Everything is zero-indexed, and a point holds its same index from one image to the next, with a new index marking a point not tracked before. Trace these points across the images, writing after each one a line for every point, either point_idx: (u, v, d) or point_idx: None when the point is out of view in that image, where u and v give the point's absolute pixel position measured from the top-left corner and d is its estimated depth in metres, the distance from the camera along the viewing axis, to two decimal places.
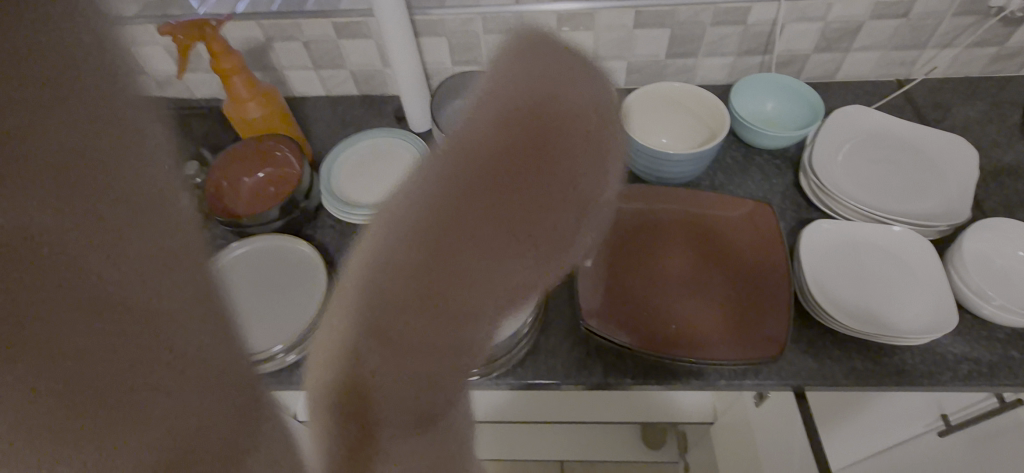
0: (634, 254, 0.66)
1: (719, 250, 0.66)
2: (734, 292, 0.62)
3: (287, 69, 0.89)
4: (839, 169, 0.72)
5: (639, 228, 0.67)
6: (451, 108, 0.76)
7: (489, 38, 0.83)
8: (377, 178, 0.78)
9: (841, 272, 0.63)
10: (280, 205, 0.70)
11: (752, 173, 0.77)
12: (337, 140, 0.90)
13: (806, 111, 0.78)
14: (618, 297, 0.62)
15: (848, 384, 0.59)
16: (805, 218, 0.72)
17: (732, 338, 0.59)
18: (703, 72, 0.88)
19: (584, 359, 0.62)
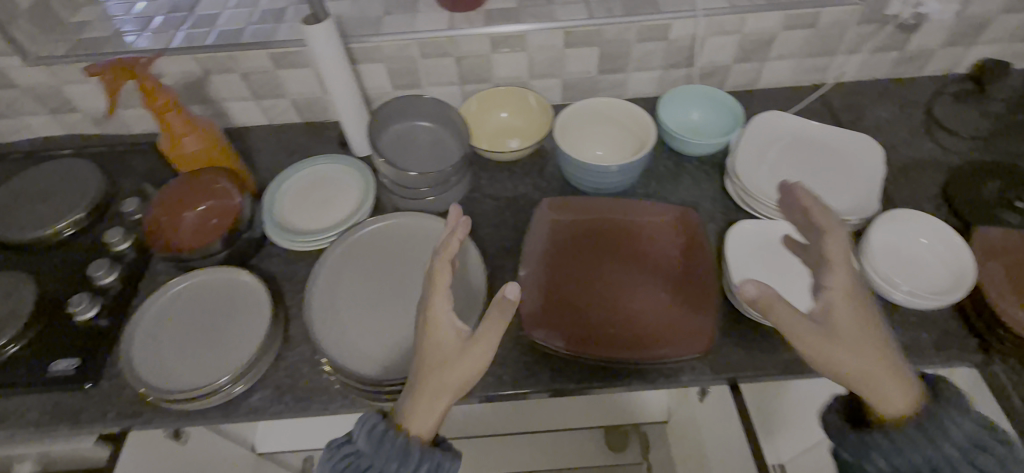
0: (573, 262, 0.68)
1: (652, 252, 0.69)
2: (668, 291, 0.66)
3: (226, 100, 0.90)
4: (760, 171, 0.77)
5: (576, 237, 0.70)
6: (390, 132, 0.78)
7: (426, 63, 0.86)
8: (321, 205, 0.79)
9: (766, 270, 0.67)
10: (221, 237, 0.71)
11: (683, 180, 0.81)
12: (282, 169, 0.90)
13: (729, 118, 0.83)
14: (557, 305, 0.65)
15: (776, 373, 0.63)
16: (732, 219, 0.76)
17: (667, 337, 0.62)
18: (634, 86, 0.92)
19: (530, 367, 0.64)
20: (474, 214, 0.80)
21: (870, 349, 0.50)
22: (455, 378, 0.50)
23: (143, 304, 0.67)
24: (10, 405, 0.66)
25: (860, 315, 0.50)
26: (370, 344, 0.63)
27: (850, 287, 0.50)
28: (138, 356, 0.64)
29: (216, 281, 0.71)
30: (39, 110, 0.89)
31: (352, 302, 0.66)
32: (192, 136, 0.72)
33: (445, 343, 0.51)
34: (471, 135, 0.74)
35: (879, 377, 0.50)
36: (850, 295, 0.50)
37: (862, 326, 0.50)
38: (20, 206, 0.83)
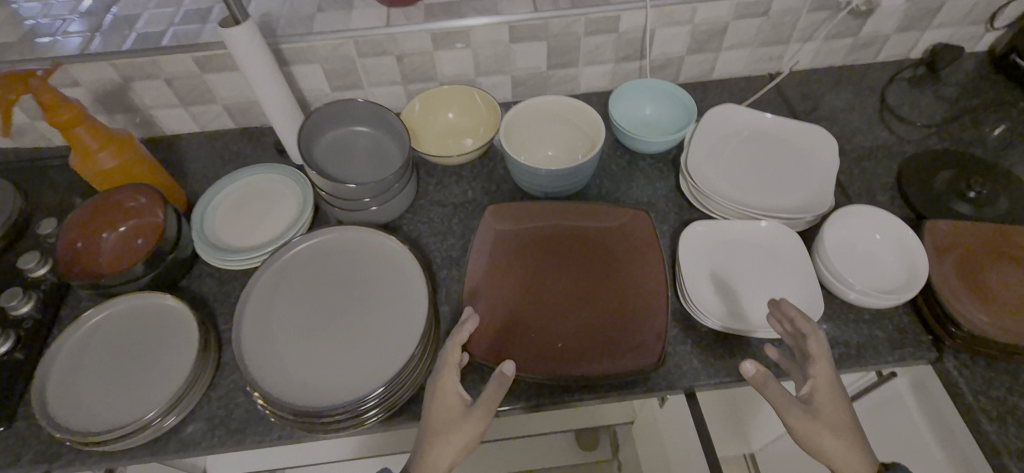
0: (520, 272, 0.65)
1: (603, 258, 0.66)
2: (619, 299, 0.63)
3: (152, 107, 0.84)
4: (713, 168, 0.74)
5: (524, 246, 0.67)
6: (325, 140, 0.73)
7: (365, 62, 0.81)
8: (255, 220, 0.74)
9: (719, 274, 0.65)
10: (143, 259, 0.65)
11: (637, 178, 0.79)
12: (217, 179, 0.85)
13: (682, 111, 0.80)
14: (505, 320, 0.62)
15: (731, 380, 0.61)
16: (686, 219, 0.74)
17: (617, 348, 0.60)
18: (587, 80, 0.89)
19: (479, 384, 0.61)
20: (421, 223, 0.76)
21: (850, 436, 0.51)
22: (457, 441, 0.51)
23: (56, 341, 0.62)
24: None
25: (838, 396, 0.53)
26: (303, 371, 0.59)
27: (833, 378, 0.53)
28: (53, 398, 0.59)
29: (140, 308, 0.66)
30: None
31: (287, 327, 0.62)
32: (106, 151, 0.66)
33: (453, 406, 0.53)
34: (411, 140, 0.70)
35: (856, 466, 0.52)
36: (834, 385, 0.53)
37: (845, 415, 0.52)
38: None
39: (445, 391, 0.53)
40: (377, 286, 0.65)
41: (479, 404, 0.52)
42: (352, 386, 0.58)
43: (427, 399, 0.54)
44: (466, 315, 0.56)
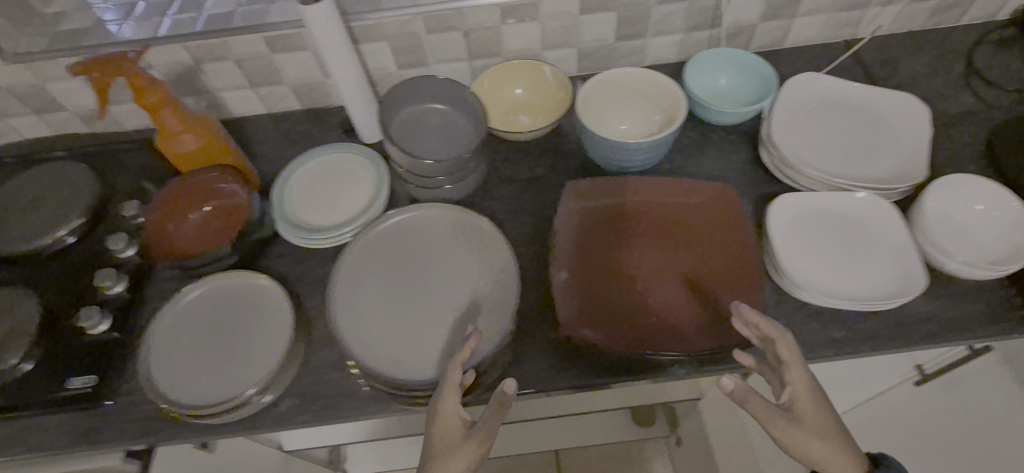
0: (603, 251, 0.64)
1: (687, 234, 0.65)
2: (707, 275, 0.63)
3: (221, 90, 0.84)
4: (796, 138, 0.72)
5: (605, 224, 0.66)
6: (400, 117, 0.73)
7: (431, 38, 0.80)
8: (330, 200, 0.74)
9: (810, 246, 0.63)
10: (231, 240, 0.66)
11: (713, 151, 0.77)
12: (285, 160, 0.86)
13: (758, 83, 0.78)
14: (596, 299, 0.61)
15: (828, 355, 0.59)
16: (768, 191, 0.72)
17: (710, 327, 0.59)
18: (654, 51, 0.86)
19: (565, 362, 0.60)
20: (494, 200, 0.76)
21: (835, 438, 0.52)
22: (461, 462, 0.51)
23: (156, 316, 0.64)
24: (30, 427, 0.64)
25: (822, 401, 0.52)
26: (399, 346, 0.60)
27: (811, 383, 0.52)
28: (156, 373, 0.61)
29: (230, 287, 0.67)
30: (24, 110, 0.84)
31: (377, 306, 0.62)
32: (189, 134, 0.67)
33: (449, 425, 0.51)
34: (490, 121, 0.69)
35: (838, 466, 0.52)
36: (814, 391, 0.52)
37: (829, 418, 0.52)
38: (11, 213, 0.78)
39: (449, 413, 0.52)
40: (462, 264, 0.65)
41: (482, 425, 0.51)
42: (444, 363, 0.59)
43: (426, 419, 0.53)
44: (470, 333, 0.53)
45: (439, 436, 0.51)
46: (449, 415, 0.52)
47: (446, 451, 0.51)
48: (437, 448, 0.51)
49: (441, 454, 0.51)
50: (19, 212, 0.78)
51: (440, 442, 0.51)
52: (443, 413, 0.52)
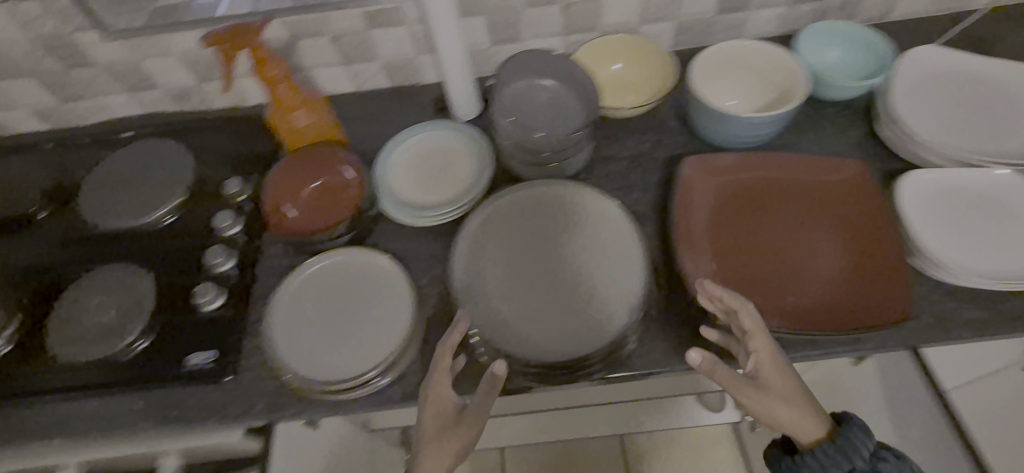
0: (732, 229, 0.63)
1: (818, 210, 0.63)
2: (843, 252, 0.60)
3: (313, 68, 0.83)
4: (920, 113, 0.70)
5: (730, 201, 0.64)
6: (509, 90, 0.71)
7: (530, 12, 0.78)
8: (432, 177, 0.73)
9: (948, 222, 0.61)
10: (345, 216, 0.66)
11: (824, 128, 0.74)
12: (377, 138, 0.85)
13: (873, 62, 0.74)
14: (730, 278, 0.60)
15: (970, 336, 0.57)
16: (888, 169, 0.69)
17: (853, 305, 0.57)
18: (754, 26, 0.83)
19: (695, 341, 0.59)
20: (599, 178, 0.74)
21: (800, 402, 0.54)
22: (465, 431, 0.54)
23: (278, 290, 0.64)
24: (147, 402, 0.64)
25: (784, 366, 0.54)
26: (531, 326, 0.59)
27: (772, 349, 0.53)
28: (283, 349, 0.62)
29: (347, 265, 0.66)
30: (117, 88, 0.84)
31: (503, 285, 0.62)
32: (301, 110, 0.66)
33: (446, 410, 0.55)
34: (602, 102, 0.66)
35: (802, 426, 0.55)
36: (776, 357, 0.53)
37: (794, 382, 0.54)
38: (112, 190, 0.78)
39: (439, 395, 0.55)
40: (585, 242, 0.63)
41: (470, 411, 0.54)
42: (571, 343, 0.58)
43: (419, 395, 0.56)
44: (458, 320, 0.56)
45: (437, 419, 0.54)
46: (441, 401, 0.55)
47: (451, 432, 0.54)
48: (435, 432, 0.54)
49: (440, 436, 0.54)
50: (120, 190, 0.78)
51: (440, 425, 0.54)
52: (439, 399, 0.55)
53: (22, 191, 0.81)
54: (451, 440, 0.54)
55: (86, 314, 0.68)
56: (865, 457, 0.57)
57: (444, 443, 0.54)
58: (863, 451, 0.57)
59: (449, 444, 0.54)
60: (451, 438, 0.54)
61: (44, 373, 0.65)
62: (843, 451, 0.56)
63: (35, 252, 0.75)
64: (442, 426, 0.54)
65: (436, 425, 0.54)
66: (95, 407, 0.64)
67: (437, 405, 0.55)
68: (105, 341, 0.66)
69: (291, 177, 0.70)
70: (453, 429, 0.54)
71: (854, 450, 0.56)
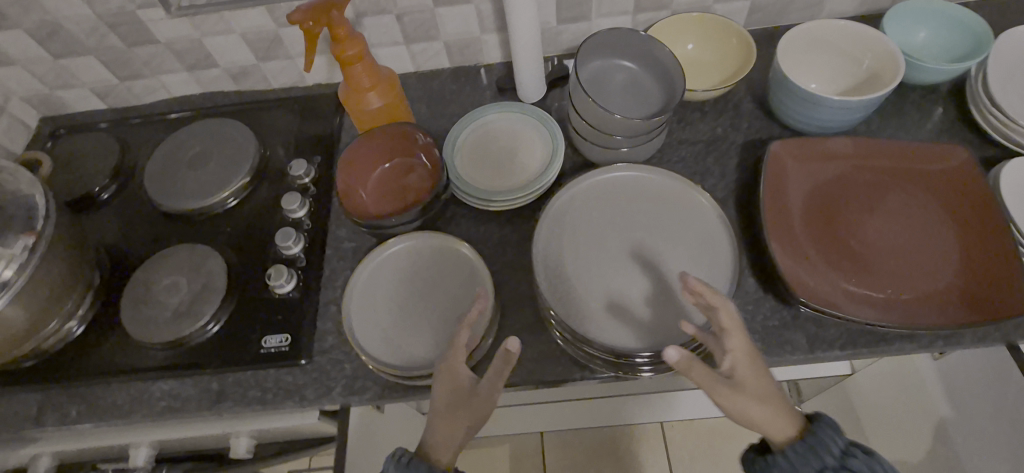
0: (824, 219, 0.60)
1: (914, 199, 0.60)
2: (946, 242, 0.58)
3: (375, 47, 0.81)
4: (1019, 99, 0.66)
5: (821, 190, 0.61)
6: (587, 69, 0.69)
7: None
8: (502, 161, 0.72)
9: None
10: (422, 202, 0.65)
11: (910, 113, 0.71)
12: (438, 119, 0.83)
13: (970, 51, 0.70)
14: (825, 271, 0.57)
15: None
16: (981, 157, 0.66)
17: (962, 298, 0.54)
18: (834, 5, 0.80)
19: (781, 332, 0.58)
20: (671, 162, 0.72)
21: (775, 402, 0.50)
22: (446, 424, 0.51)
23: (358, 268, 0.64)
24: (222, 383, 0.64)
25: (760, 368, 0.50)
26: (617, 316, 0.57)
27: (749, 349, 0.50)
28: (362, 332, 0.61)
29: (422, 250, 0.66)
30: (178, 66, 0.83)
31: (585, 274, 0.60)
32: (376, 91, 0.65)
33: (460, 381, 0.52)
34: (687, 87, 0.64)
35: (778, 429, 0.51)
36: (752, 358, 0.50)
37: (767, 383, 0.50)
38: (177, 170, 0.77)
39: (456, 366, 0.52)
40: (669, 229, 0.61)
41: (487, 385, 0.51)
42: (654, 331, 0.56)
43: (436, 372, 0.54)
44: (479, 296, 0.54)
45: (444, 393, 0.52)
46: (449, 374, 0.52)
47: (464, 406, 0.51)
48: (444, 405, 0.52)
49: (450, 411, 0.51)
50: (184, 169, 0.77)
51: (449, 400, 0.52)
52: (453, 370, 0.52)
53: (84, 169, 0.80)
54: (459, 416, 0.51)
55: (158, 294, 0.67)
56: (834, 456, 0.51)
57: (455, 418, 0.51)
58: (832, 450, 0.51)
59: (457, 420, 0.51)
60: (455, 414, 0.51)
61: (125, 351, 0.67)
62: (810, 448, 0.51)
63: (109, 232, 0.77)
64: (450, 401, 0.52)
65: (450, 398, 0.52)
66: (170, 386, 0.64)
67: (449, 376, 0.52)
68: (180, 321, 0.65)
69: (369, 154, 0.69)
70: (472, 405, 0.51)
71: (822, 448, 0.51)
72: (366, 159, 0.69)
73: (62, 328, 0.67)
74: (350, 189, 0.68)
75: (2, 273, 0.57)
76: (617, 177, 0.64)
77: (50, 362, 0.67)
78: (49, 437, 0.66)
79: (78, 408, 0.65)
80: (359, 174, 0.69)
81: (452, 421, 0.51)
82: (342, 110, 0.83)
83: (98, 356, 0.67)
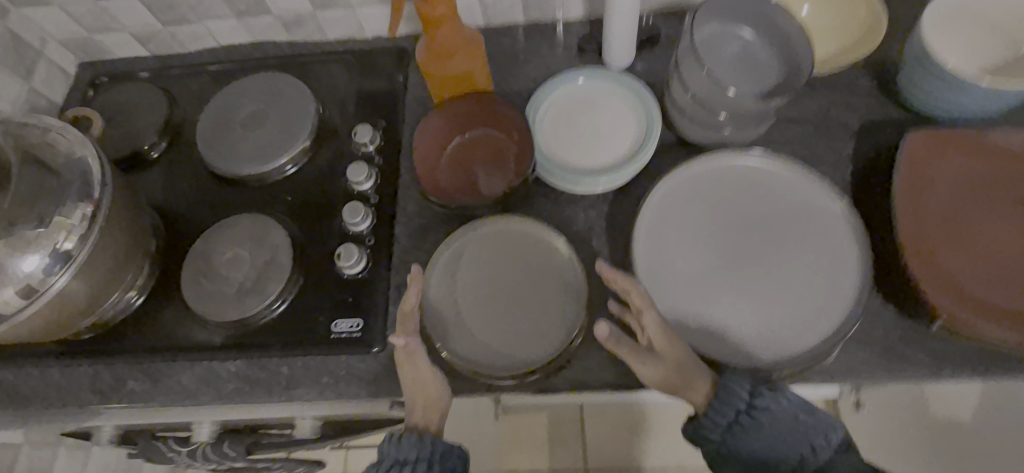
0: (965, 223, 0.53)
1: None
2: None
3: None
4: None
5: (961, 189, 0.55)
6: (699, 34, 0.60)
7: None
8: (591, 136, 0.65)
9: None
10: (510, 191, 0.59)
11: None
12: (509, 81, 0.75)
13: None
14: (969, 283, 0.51)
15: None
16: None
17: None
18: None
19: (903, 347, 0.53)
20: (778, 144, 0.64)
21: (692, 367, 0.49)
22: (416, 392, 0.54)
23: (439, 249, 0.60)
24: (291, 366, 0.61)
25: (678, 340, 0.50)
26: (729, 322, 0.53)
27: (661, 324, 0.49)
28: (442, 324, 0.58)
29: (504, 235, 0.61)
30: (227, 12, 0.75)
31: (689, 275, 0.55)
32: (460, 56, 0.58)
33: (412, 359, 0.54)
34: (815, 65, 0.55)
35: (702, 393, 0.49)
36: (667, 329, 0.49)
37: (684, 351, 0.49)
38: (230, 131, 0.71)
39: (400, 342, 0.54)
40: (785, 227, 0.55)
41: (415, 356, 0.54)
42: (750, 343, 0.52)
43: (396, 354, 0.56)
44: (414, 274, 0.55)
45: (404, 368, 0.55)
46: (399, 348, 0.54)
47: (419, 374, 0.54)
48: (407, 378, 0.55)
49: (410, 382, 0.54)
50: (238, 129, 0.71)
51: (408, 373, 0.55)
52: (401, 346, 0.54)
53: (130, 123, 0.74)
54: (420, 385, 0.54)
55: (220, 268, 0.63)
56: (742, 400, 0.48)
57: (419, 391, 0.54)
58: (740, 395, 0.48)
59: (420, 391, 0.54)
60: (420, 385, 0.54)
61: (186, 326, 0.64)
62: (721, 402, 0.48)
63: (165, 194, 0.72)
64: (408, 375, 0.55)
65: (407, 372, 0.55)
66: (237, 367, 0.62)
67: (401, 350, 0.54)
68: (244, 299, 0.61)
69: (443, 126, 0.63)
70: (422, 376, 0.54)
71: (732, 398, 0.47)
72: (439, 132, 0.63)
73: (122, 300, 0.63)
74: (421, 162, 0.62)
75: (64, 243, 0.53)
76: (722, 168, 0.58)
77: (112, 334, 0.64)
78: (113, 411, 0.64)
79: (143, 384, 0.62)
80: (431, 147, 0.63)
81: (413, 390, 0.54)
82: (403, 67, 0.75)
83: (160, 330, 0.64)
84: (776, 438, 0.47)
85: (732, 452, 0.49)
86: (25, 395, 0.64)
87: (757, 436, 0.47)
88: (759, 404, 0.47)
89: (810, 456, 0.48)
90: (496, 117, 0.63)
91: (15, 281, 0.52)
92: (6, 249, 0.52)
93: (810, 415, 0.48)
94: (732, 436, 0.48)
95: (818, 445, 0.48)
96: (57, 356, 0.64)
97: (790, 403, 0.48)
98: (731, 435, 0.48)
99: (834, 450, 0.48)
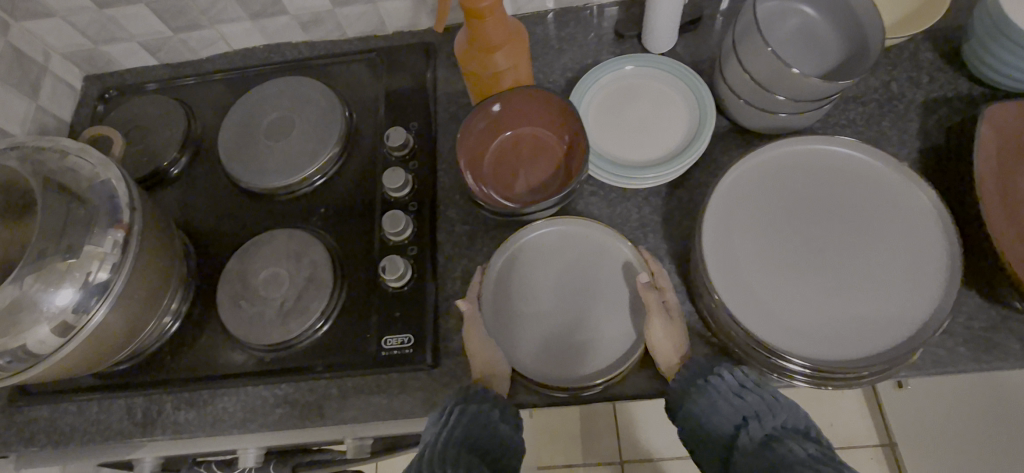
0: None
1: None
2: None
3: None
4: None
5: None
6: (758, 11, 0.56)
7: None
8: (641, 126, 0.61)
9: None
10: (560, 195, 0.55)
11: None
12: (544, 72, 0.71)
13: None
14: None
15: None
16: None
17: None
18: None
19: (991, 337, 0.51)
20: (839, 126, 0.61)
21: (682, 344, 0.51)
22: (477, 363, 0.52)
23: (493, 257, 0.56)
24: (340, 387, 0.58)
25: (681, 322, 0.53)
26: (810, 319, 0.49)
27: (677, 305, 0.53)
28: (498, 333, 0.54)
29: (560, 237, 0.57)
30: (241, 15, 0.71)
31: (765, 270, 0.52)
32: (504, 51, 0.55)
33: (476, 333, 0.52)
34: (887, 39, 0.52)
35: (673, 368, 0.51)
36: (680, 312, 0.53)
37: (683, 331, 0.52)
38: (254, 140, 0.67)
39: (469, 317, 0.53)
40: (862, 217, 0.53)
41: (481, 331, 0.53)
42: (838, 342, 0.48)
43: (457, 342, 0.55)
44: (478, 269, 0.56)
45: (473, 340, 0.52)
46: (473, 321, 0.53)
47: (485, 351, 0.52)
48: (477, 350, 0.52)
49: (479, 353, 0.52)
50: (262, 139, 0.67)
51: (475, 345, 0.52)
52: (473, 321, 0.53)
53: (147, 138, 0.70)
54: (487, 358, 0.52)
55: (257, 288, 0.59)
56: (699, 368, 0.50)
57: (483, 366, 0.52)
58: (698, 365, 0.50)
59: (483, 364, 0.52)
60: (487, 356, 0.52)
61: (226, 351, 0.61)
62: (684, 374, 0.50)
63: (190, 211, 0.68)
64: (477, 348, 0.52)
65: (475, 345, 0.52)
66: (284, 391, 0.59)
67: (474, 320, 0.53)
68: (287, 321, 0.58)
69: (488, 123, 0.59)
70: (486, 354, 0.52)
71: (690, 367, 0.50)
72: (483, 129, 0.59)
73: (158, 327, 0.60)
74: (467, 159, 0.58)
75: (98, 273, 0.50)
76: (793, 156, 0.55)
77: (148, 362, 0.61)
78: (155, 444, 0.61)
79: (186, 413, 0.60)
80: (475, 145, 0.59)
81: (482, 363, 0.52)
82: (430, 63, 0.71)
83: (198, 357, 0.61)
84: (720, 407, 0.47)
85: (686, 415, 0.48)
86: (63, 432, 0.61)
87: (706, 399, 0.47)
88: (714, 373, 0.49)
89: (757, 429, 0.45)
90: (543, 112, 0.59)
91: (50, 317, 0.48)
92: (39, 282, 0.48)
93: (763, 390, 0.47)
94: (685, 399, 0.49)
95: (767, 420, 0.45)
96: (93, 389, 0.61)
97: (742, 374, 0.48)
98: (683, 398, 0.49)
99: (780, 429, 0.44)
